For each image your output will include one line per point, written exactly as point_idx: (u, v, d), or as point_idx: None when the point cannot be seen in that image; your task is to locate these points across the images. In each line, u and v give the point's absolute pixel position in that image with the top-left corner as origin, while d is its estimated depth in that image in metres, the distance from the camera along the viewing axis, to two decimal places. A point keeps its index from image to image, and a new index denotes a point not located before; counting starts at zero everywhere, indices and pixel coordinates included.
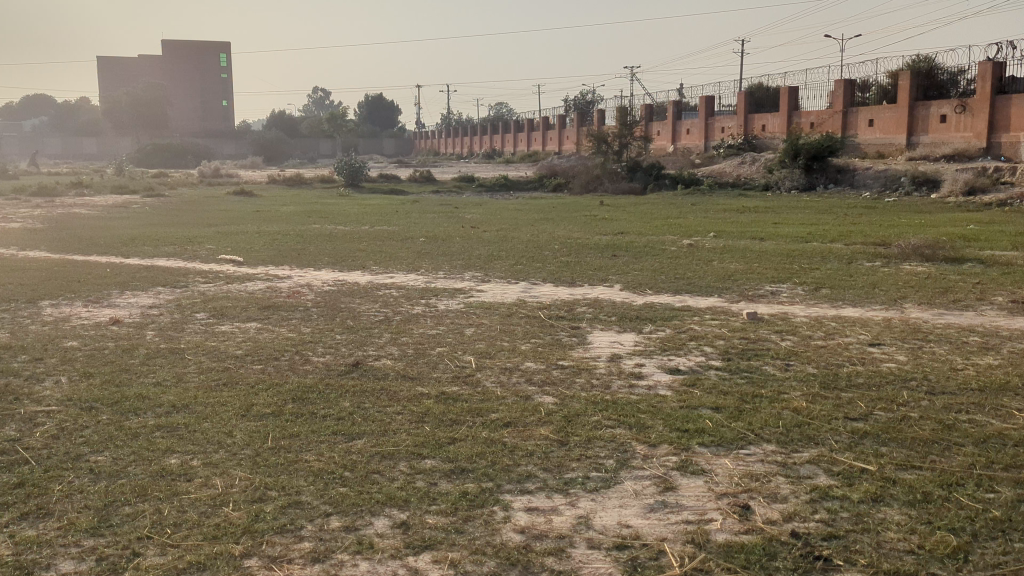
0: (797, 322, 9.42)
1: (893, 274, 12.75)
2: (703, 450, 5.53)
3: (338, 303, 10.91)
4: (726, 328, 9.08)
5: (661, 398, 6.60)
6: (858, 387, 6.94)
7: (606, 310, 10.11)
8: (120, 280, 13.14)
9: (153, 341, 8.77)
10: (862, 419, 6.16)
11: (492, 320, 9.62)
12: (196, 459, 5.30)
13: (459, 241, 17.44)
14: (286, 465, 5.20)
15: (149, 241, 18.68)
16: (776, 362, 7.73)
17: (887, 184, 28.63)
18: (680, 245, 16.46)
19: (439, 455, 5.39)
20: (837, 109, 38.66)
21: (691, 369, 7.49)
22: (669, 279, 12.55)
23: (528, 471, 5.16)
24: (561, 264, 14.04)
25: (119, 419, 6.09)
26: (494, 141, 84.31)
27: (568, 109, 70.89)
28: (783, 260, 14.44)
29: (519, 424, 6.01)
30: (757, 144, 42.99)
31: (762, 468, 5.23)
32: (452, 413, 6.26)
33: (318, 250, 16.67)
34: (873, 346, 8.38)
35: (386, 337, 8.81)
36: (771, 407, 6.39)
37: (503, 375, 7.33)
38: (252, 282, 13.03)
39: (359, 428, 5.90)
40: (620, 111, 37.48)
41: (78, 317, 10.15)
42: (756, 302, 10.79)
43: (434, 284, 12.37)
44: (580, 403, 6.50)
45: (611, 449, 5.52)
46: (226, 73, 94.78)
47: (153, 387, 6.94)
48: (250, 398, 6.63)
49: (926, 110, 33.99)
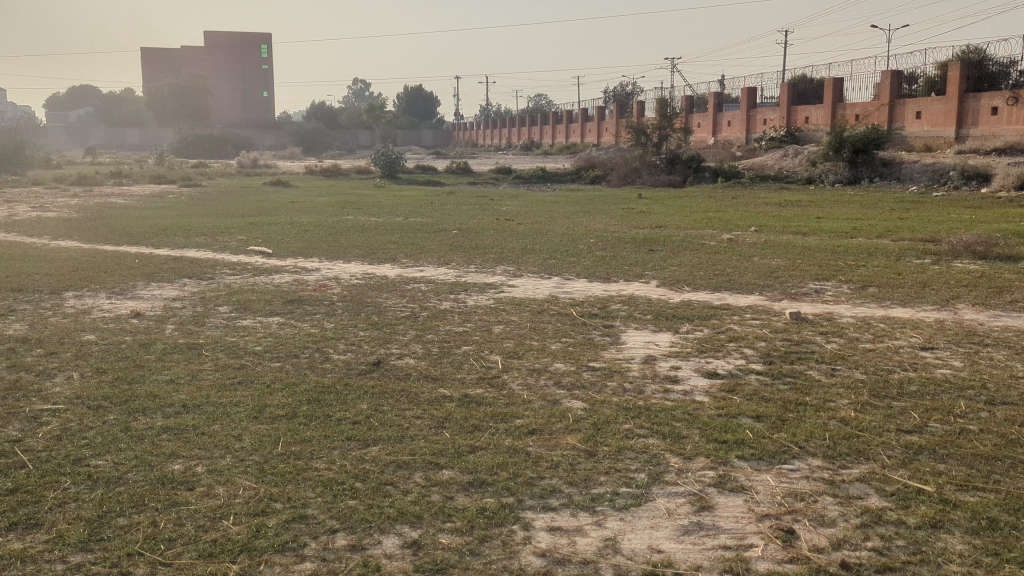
0: (842, 323, 8.92)
1: (946, 273, 12.15)
2: (742, 464, 5.11)
3: (364, 298, 10.61)
4: (768, 329, 8.63)
5: (698, 404, 6.20)
6: (910, 396, 6.47)
7: (641, 308, 9.70)
8: (146, 271, 12.97)
9: (171, 335, 8.54)
10: (916, 432, 5.70)
11: (522, 316, 9.27)
12: (201, 465, 5.00)
13: (492, 234, 17.11)
14: (295, 474, 4.88)
15: (180, 231, 18.53)
16: (821, 366, 7.26)
17: (935, 177, 27.76)
18: (719, 239, 15.96)
19: (458, 465, 5.03)
20: (883, 102, 37.69)
21: (730, 373, 7.06)
22: (708, 275, 12.06)
23: (553, 485, 4.79)
24: (597, 259, 13.60)
25: (126, 419, 5.82)
26: (532, 132, 83.93)
27: (607, 100, 70.08)
28: (827, 257, 13.89)
29: (546, 431, 5.64)
30: (800, 136, 42.05)
31: (807, 486, 4.80)
32: (474, 417, 5.92)
33: (351, 242, 16.45)
34: (926, 350, 7.89)
35: (410, 335, 8.48)
36: (815, 416, 5.96)
37: (531, 377, 6.96)
38: (280, 274, 12.77)
39: (376, 433, 5.57)
40: (659, 103, 36.83)
41: (98, 309, 9.95)
42: (800, 301, 10.31)
43: (465, 278, 12.00)
44: (611, 408, 6.11)
45: (643, 461, 5.14)
46: (267, 64, 95.10)
47: (165, 384, 6.69)
48: (264, 397, 6.35)
49: (977, 101, 32.94)
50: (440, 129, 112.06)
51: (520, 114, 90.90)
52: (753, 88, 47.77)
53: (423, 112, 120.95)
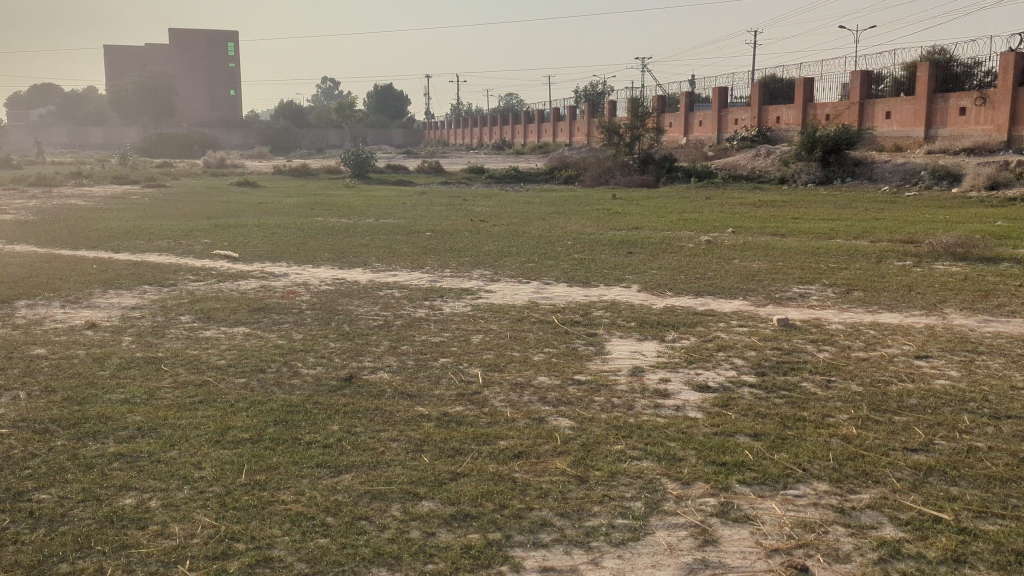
0: (832, 331, 8.57)
1: (929, 276, 11.89)
2: (744, 489, 4.75)
3: (334, 304, 10.21)
4: (756, 337, 8.30)
5: (691, 422, 5.83)
6: (911, 409, 6.07)
7: (624, 314, 9.35)
8: (104, 276, 12.53)
9: (129, 349, 8.19)
10: (923, 450, 5.29)
11: (501, 325, 8.87)
12: (156, 499, 4.76)
13: (467, 235, 16.78)
14: (260, 507, 4.60)
15: (142, 234, 18.01)
16: (815, 378, 6.91)
17: (906, 177, 27.72)
18: (697, 241, 15.71)
19: (439, 495, 4.69)
20: (854, 101, 37.72)
21: (722, 387, 6.70)
22: (689, 279, 11.77)
23: (543, 517, 4.41)
24: (575, 262, 13.24)
25: (74, 445, 5.61)
26: (503, 131, 83.48)
27: (579, 100, 69.95)
28: (806, 258, 13.68)
29: (532, 454, 5.26)
30: (771, 136, 42.06)
31: (816, 514, 4.43)
32: (454, 440, 5.53)
33: (320, 245, 16.05)
34: (921, 358, 7.50)
35: (384, 346, 8.08)
36: (815, 433, 5.59)
37: (514, 393, 6.55)
38: (246, 280, 12.30)
39: (348, 458, 5.25)
40: (631, 103, 36.63)
41: (53, 320, 9.51)
42: (785, 306, 10.00)
43: (439, 283, 11.59)
44: (600, 427, 5.73)
45: (639, 488, 4.76)
46: (234, 63, 93.90)
47: (119, 404, 6.46)
48: (228, 418, 6.06)
49: (945, 102, 32.90)
50: (411, 128, 111.25)
51: (490, 114, 90.51)
52: (724, 88, 47.80)
53: (394, 110, 119.86)
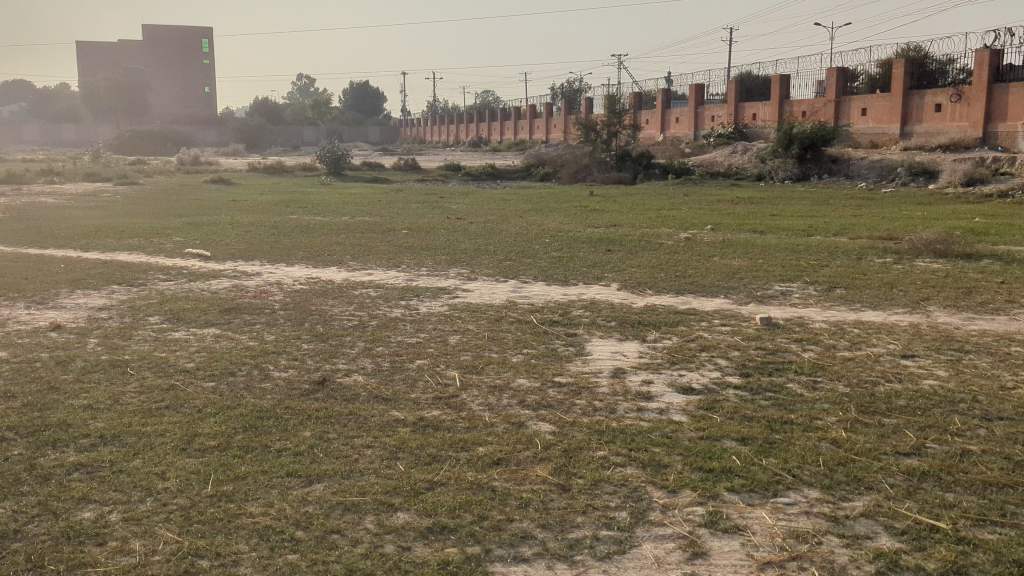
0: (816, 330, 8.43)
1: (910, 273, 11.79)
2: (732, 497, 4.56)
3: (308, 304, 9.95)
4: (739, 336, 8.13)
5: (676, 425, 5.66)
6: (900, 411, 5.92)
7: (604, 314, 9.15)
8: (70, 276, 12.17)
9: (94, 351, 7.92)
10: (915, 454, 5.13)
11: (479, 325, 8.65)
12: (117, 512, 4.52)
13: (445, 233, 16.54)
14: (226, 521, 4.37)
15: (111, 233, 17.58)
16: (801, 379, 6.75)
17: (883, 174, 27.74)
18: (676, 238, 15.56)
19: (415, 506, 4.48)
20: (829, 98, 37.81)
21: (705, 388, 6.53)
22: (670, 277, 11.60)
23: (524, 529, 4.22)
24: (554, 260, 13.05)
25: (33, 455, 5.34)
26: (480, 128, 83.18)
27: (556, 97, 69.82)
28: (786, 256, 13.55)
29: (512, 461, 5.06)
30: (748, 133, 42.10)
31: (808, 524, 4.25)
32: (430, 446, 5.32)
33: (295, 243, 15.74)
34: (906, 358, 7.36)
35: (358, 347, 7.84)
36: (804, 437, 5.42)
37: (492, 397, 6.34)
38: (218, 279, 12.02)
39: (320, 467, 5.02)
40: (609, 100, 36.50)
41: (16, 322, 9.21)
42: (767, 305, 9.86)
43: (415, 282, 11.33)
44: (581, 432, 5.54)
45: (623, 497, 4.57)
46: (209, 59, 92.79)
47: (82, 410, 6.19)
48: (194, 425, 5.80)
49: (921, 99, 32.99)
50: (387, 126, 110.67)
51: (466, 111, 90.17)
52: (701, 84, 47.81)
53: (370, 108, 119.47)
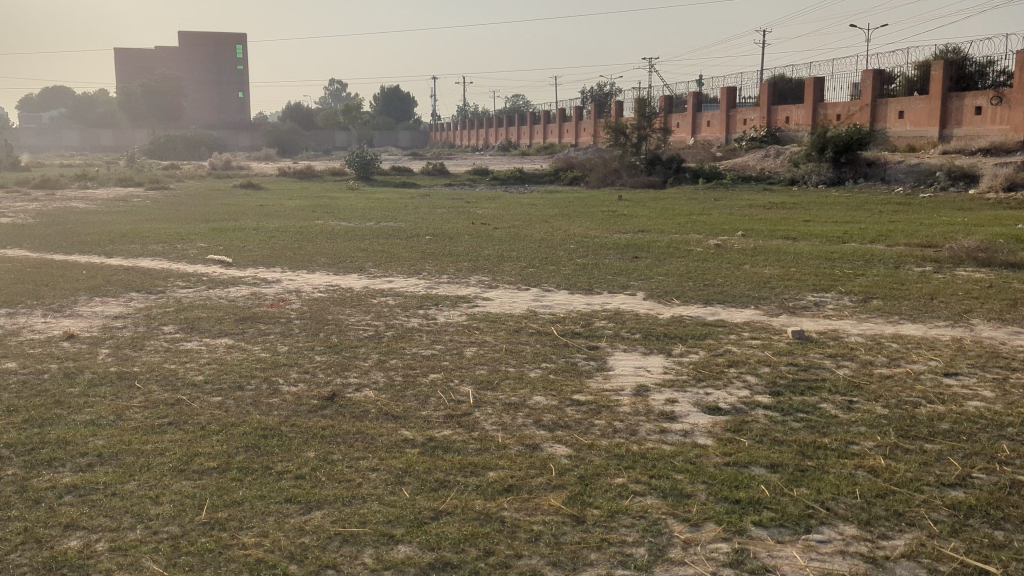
0: (852, 344, 8.03)
1: (950, 283, 11.32)
2: (761, 533, 4.22)
3: (325, 313, 9.74)
4: (769, 351, 7.75)
5: (701, 450, 5.30)
6: (943, 435, 5.53)
7: (628, 326, 8.80)
8: (90, 283, 12.05)
9: (103, 363, 7.71)
10: (961, 485, 4.75)
11: (497, 337, 8.34)
12: (105, 540, 4.26)
13: (468, 239, 16.24)
14: (216, 553, 4.09)
15: (137, 239, 17.48)
16: (835, 399, 6.36)
17: (921, 178, 27.07)
18: (705, 245, 15.18)
19: (419, 538, 4.18)
20: (865, 102, 37.12)
21: (733, 408, 6.17)
22: (699, 286, 11.24)
23: (532, 566, 3.92)
24: (577, 268, 12.71)
25: (26, 475, 5.10)
26: (509, 132, 83.17)
27: (586, 100, 69.50)
28: (820, 264, 13.11)
29: (524, 488, 4.75)
30: (781, 137, 41.48)
31: (843, 566, 3.91)
32: (439, 470, 5.02)
33: (318, 249, 15.52)
34: (948, 376, 6.95)
35: (372, 360, 7.57)
36: (839, 464, 5.06)
37: (505, 415, 6.03)
38: (237, 287, 11.82)
39: (322, 492, 4.74)
40: (639, 103, 36.03)
41: (30, 331, 9.03)
42: (800, 316, 9.47)
43: (435, 290, 11.07)
44: (599, 456, 5.22)
45: (641, 531, 4.24)
46: (242, 65, 93.41)
47: (82, 427, 5.96)
48: (196, 444, 5.55)
49: (960, 101, 32.25)
50: (417, 130, 110.97)
51: (496, 115, 90.06)
52: (732, 88, 47.28)
53: (401, 113, 120.01)
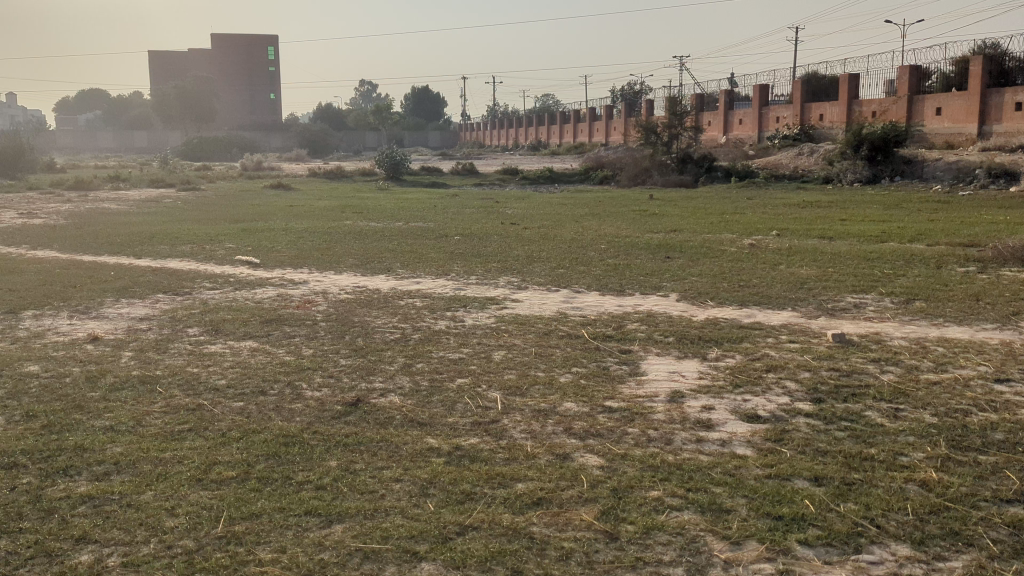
0: (897, 348, 7.70)
1: (997, 283, 10.91)
2: (807, 553, 3.96)
3: (351, 315, 9.60)
4: (809, 356, 7.44)
5: (740, 461, 5.05)
6: (997, 447, 5.22)
7: (662, 328, 8.52)
8: (118, 284, 12.01)
9: (126, 366, 7.59)
10: (1020, 501, 4.45)
11: (527, 340, 8.11)
12: (118, 555, 4.09)
13: (497, 239, 16.04)
14: (230, 571, 3.90)
15: (167, 239, 17.52)
16: (881, 407, 6.06)
17: (960, 175, 26.46)
18: (740, 244, 14.82)
19: (443, 555, 3.97)
20: (901, 97, 36.42)
21: (773, 416, 5.89)
22: (734, 287, 10.96)
23: None
24: (609, 268, 12.44)
25: (40, 485, 4.96)
26: (538, 132, 82.86)
27: (617, 99, 69.09)
28: (860, 264, 12.72)
29: (554, 502, 4.52)
30: (814, 134, 40.84)
31: None
32: (465, 482, 4.80)
33: (346, 249, 15.41)
34: (1000, 383, 6.60)
35: (398, 364, 7.38)
36: (888, 478, 4.78)
37: (535, 423, 5.80)
38: (264, 288, 11.70)
39: (343, 505, 4.54)
40: (670, 100, 35.57)
41: (55, 333, 8.98)
42: (839, 318, 9.14)
43: (463, 291, 10.89)
44: (633, 467, 4.97)
45: (678, 549, 4.00)
46: (273, 66, 93.92)
47: (101, 434, 5.81)
48: (214, 452, 5.38)
49: (1000, 97, 31.47)
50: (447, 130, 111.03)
51: (527, 114, 89.76)
52: (765, 85, 46.67)
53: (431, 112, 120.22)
